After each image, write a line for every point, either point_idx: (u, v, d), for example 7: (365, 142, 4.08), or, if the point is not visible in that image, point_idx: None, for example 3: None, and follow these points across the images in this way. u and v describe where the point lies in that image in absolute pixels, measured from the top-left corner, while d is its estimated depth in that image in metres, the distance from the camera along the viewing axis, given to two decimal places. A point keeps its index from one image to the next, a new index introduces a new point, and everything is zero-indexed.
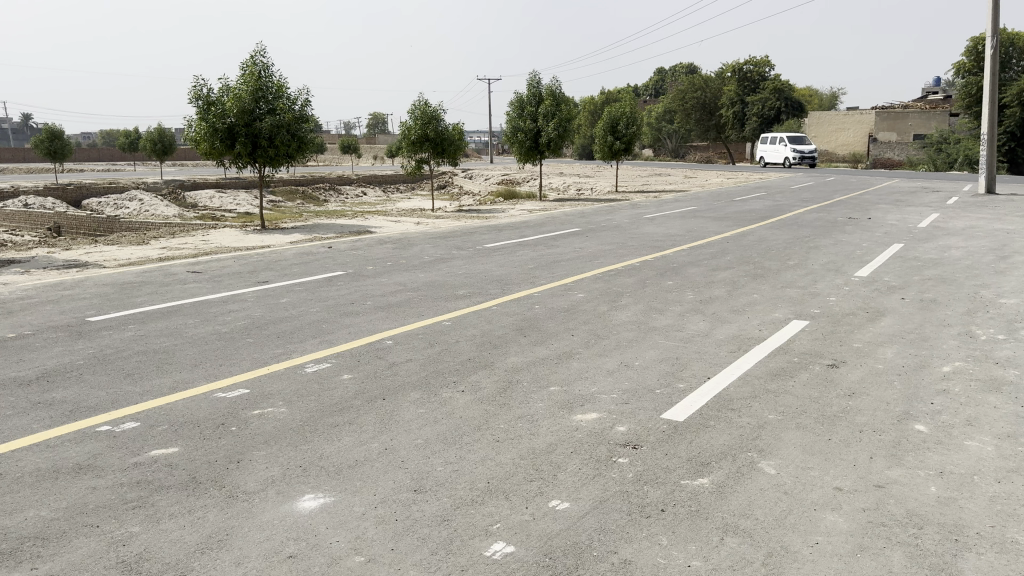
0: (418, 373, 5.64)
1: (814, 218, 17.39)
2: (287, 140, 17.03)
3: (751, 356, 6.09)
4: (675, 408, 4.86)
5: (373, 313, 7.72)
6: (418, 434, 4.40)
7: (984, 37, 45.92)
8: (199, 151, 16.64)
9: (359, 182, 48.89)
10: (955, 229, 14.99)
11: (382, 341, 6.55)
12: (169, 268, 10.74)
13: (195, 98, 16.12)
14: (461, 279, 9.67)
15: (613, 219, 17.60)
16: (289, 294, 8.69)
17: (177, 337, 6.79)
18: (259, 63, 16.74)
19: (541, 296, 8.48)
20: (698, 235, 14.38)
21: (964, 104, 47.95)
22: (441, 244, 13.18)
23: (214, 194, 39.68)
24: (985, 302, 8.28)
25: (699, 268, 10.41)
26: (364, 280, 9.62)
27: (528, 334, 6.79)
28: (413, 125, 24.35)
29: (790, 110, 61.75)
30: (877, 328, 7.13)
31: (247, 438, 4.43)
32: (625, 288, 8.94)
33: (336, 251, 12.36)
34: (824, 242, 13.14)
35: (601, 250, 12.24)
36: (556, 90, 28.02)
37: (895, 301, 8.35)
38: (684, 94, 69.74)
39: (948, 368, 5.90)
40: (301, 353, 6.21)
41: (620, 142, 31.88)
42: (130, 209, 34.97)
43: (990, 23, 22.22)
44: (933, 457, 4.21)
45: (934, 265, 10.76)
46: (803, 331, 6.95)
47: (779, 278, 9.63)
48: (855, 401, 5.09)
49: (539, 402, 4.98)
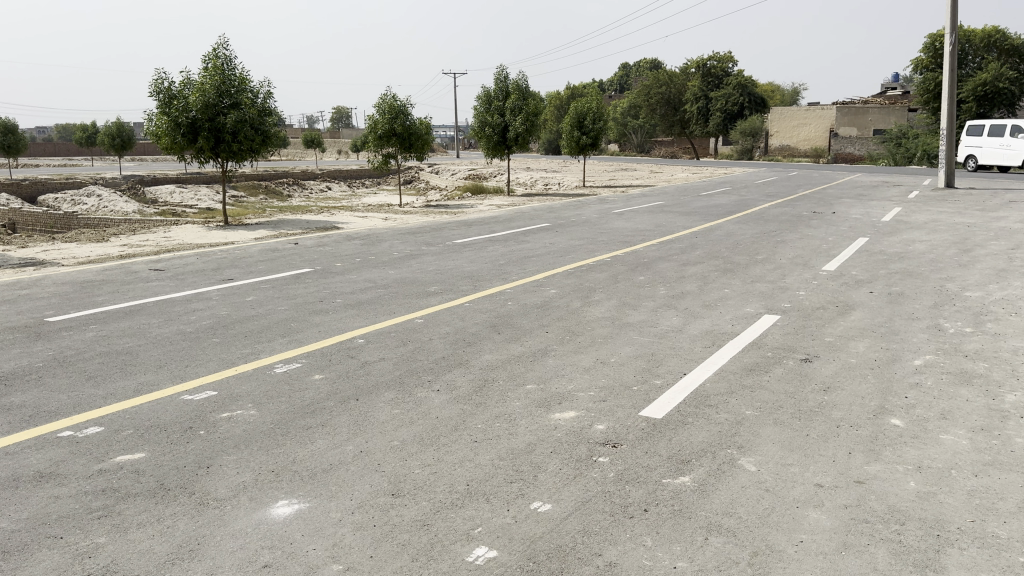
0: (391, 372, 5.54)
1: (780, 212, 17.56)
2: (251, 135, 16.76)
3: (725, 351, 6.09)
4: (653, 405, 4.83)
5: (343, 311, 7.60)
6: (394, 436, 4.31)
7: (942, 34, 46.71)
8: (161, 146, 16.28)
9: (323, 177, 48.38)
10: (917, 223, 15.23)
11: (354, 339, 6.43)
12: (130, 265, 10.50)
13: (156, 92, 15.75)
14: (431, 275, 9.56)
15: (582, 214, 17.60)
16: (255, 292, 8.52)
17: (141, 338, 6.60)
18: (221, 56, 16.42)
19: (513, 292, 8.41)
20: (666, 230, 14.44)
21: (923, 100, 48.82)
22: (410, 240, 13.05)
23: (175, 190, 38.99)
24: (951, 296, 8.38)
25: (670, 263, 10.42)
26: (333, 277, 9.47)
27: (502, 331, 6.71)
28: (380, 120, 24.12)
29: (753, 106, 63.18)
30: (848, 322, 7.16)
31: (217, 442, 4.31)
32: (597, 284, 8.91)
33: (303, 247, 12.18)
34: (791, 237, 13.25)
35: (571, 245, 12.22)
36: (523, 85, 27.92)
37: (864, 294, 8.43)
38: (649, 89, 70.10)
39: (919, 362, 5.95)
40: (269, 353, 6.07)
41: (587, 137, 31.93)
42: (88, 205, 34.29)
43: (949, 20, 22.58)
44: (911, 452, 4.21)
45: (899, 258, 10.89)
46: (775, 325, 6.96)
47: (749, 272, 9.67)
48: (831, 396, 5.10)
49: (515, 401, 4.92)
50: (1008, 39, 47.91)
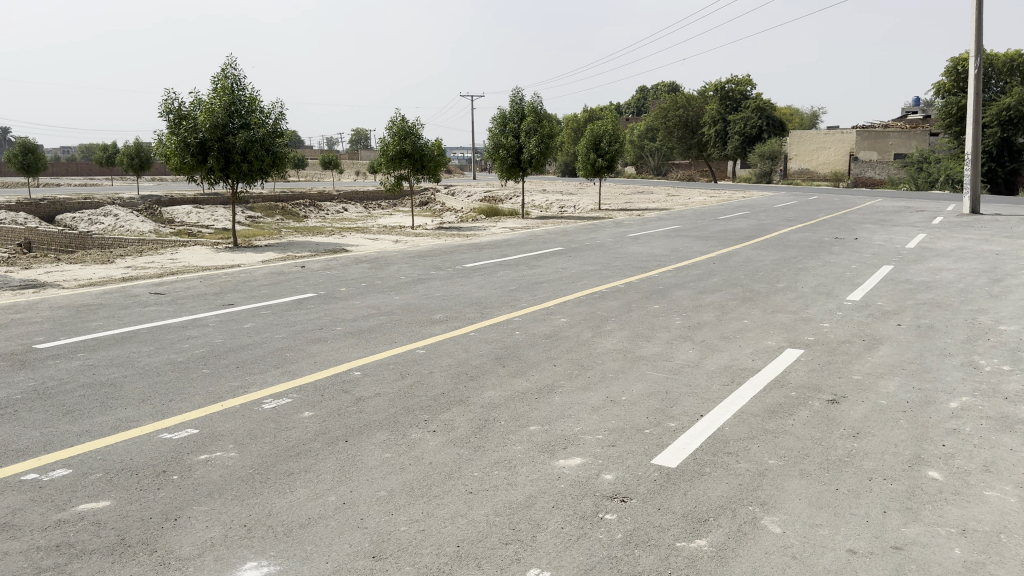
0: (386, 409, 5.18)
1: (800, 238, 17.13)
2: (261, 155, 16.57)
3: (746, 389, 5.68)
4: (668, 452, 4.43)
5: (342, 340, 7.25)
6: (381, 485, 3.94)
7: (965, 57, 46.18)
8: (170, 167, 16.10)
9: (340, 198, 48.34)
10: (943, 250, 14.77)
11: (350, 372, 6.08)
12: (131, 288, 10.24)
13: (165, 113, 15.59)
14: (437, 302, 9.22)
15: (597, 238, 17.31)
16: (254, 319, 8.21)
17: (128, 368, 6.28)
18: (231, 76, 16.26)
19: (522, 321, 8.05)
20: (683, 255, 14.04)
21: (944, 125, 48.29)
22: (419, 264, 12.71)
23: (192, 211, 39.03)
24: (984, 330, 7.93)
25: (686, 290, 10.02)
26: (336, 303, 9.15)
27: (507, 364, 6.33)
28: (391, 141, 23.96)
29: (771, 129, 62.70)
30: (876, 358, 6.75)
31: (189, 490, 3.96)
32: (609, 313, 8.53)
33: (310, 271, 11.90)
34: (811, 264, 12.82)
35: (584, 271, 11.86)
36: (537, 107, 27.72)
37: (892, 327, 7.99)
38: (666, 112, 69.88)
39: (955, 404, 5.51)
40: (259, 387, 5.72)
41: (603, 159, 31.62)
42: (104, 224, 34.31)
43: (974, 43, 22.15)
44: (953, 511, 3.80)
45: (926, 288, 10.45)
46: (798, 361, 6.55)
47: (769, 302, 9.27)
48: (861, 443, 4.68)
49: (517, 444, 4.54)
50: None
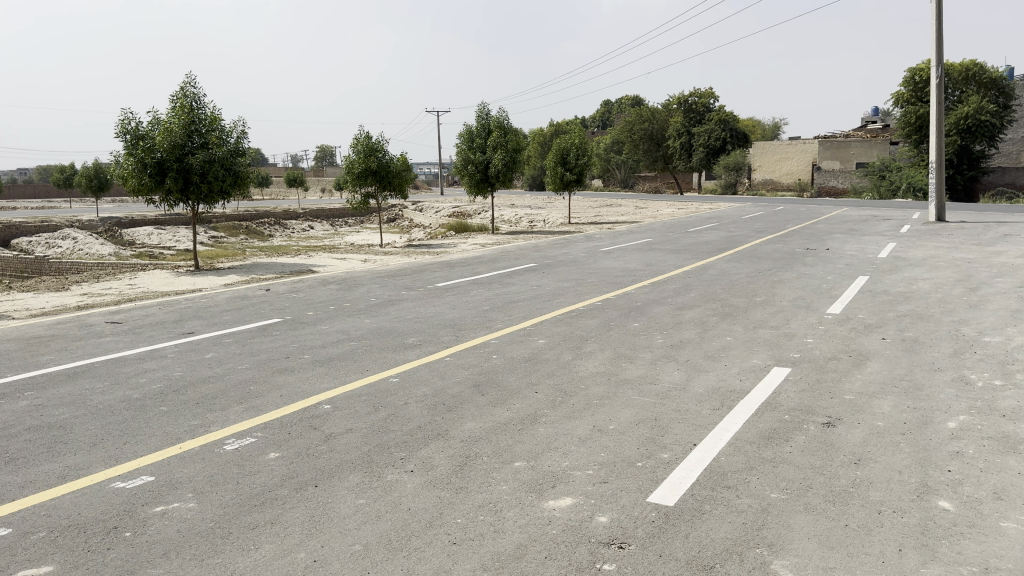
0: (359, 447, 4.82)
1: (772, 249, 17.05)
2: (221, 175, 16.11)
3: (738, 414, 5.41)
4: (663, 487, 4.15)
5: (310, 369, 6.87)
6: (357, 539, 3.62)
7: (922, 67, 46.89)
8: (127, 189, 15.58)
9: (305, 216, 47.72)
10: (915, 259, 14.72)
11: (319, 406, 5.72)
12: (86, 318, 9.76)
13: (121, 133, 15.07)
14: (410, 325, 8.87)
15: (569, 253, 17.08)
16: (216, 348, 7.80)
17: (80, 407, 5.86)
18: (189, 94, 15.80)
19: (498, 344, 7.73)
20: (657, 269, 13.83)
21: (904, 134, 49.01)
22: (389, 284, 12.34)
23: (153, 232, 38.21)
24: (970, 342, 7.77)
25: (665, 307, 9.78)
26: (303, 329, 8.76)
27: (486, 392, 6.01)
28: (356, 159, 23.59)
29: (735, 141, 63.17)
30: (866, 375, 6.54)
31: (142, 550, 3.58)
32: (588, 332, 8.24)
33: (275, 294, 11.49)
34: (787, 276, 12.68)
35: (558, 288, 11.59)
36: (504, 121, 27.48)
37: (877, 342, 7.80)
38: (632, 125, 70.22)
39: (953, 424, 5.29)
40: (220, 426, 5.35)
41: (571, 173, 31.49)
42: (62, 248, 33.47)
43: (935, 52, 22.38)
44: (971, 547, 3.55)
45: (906, 299, 10.32)
46: (786, 381, 6.31)
47: (749, 317, 9.07)
48: (864, 471, 4.44)
49: (501, 484, 4.22)
50: (986, 72, 48.25)
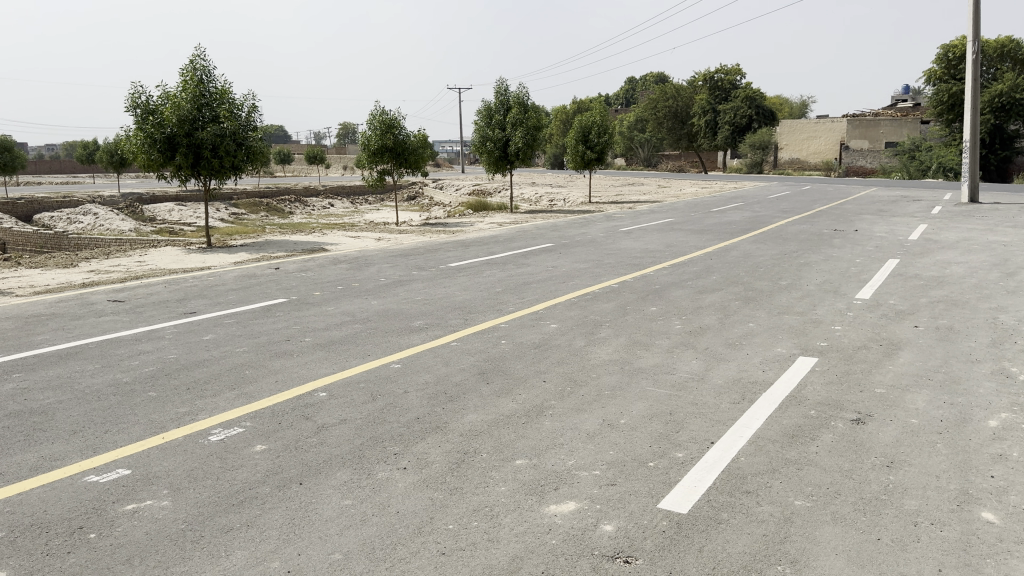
0: (351, 441, 4.51)
1: (797, 230, 16.53)
2: (232, 150, 15.81)
3: (760, 408, 5.04)
4: (675, 492, 3.80)
5: (309, 353, 6.57)
6: (337, 546, 3.31)
7: (957, 45, 45.59)
8: (137, 165, 15.35)
9: (326, 194, 47.51)
10: (947, 241, 14.17)
11: (314, 394, 5.41)
12: (89, 295, 9.53)
13: (130, 107, 14.82)
14: (418, 306, 8.55)
15: (588, 233, 16.68)
16: (216, 329, 7.53)
17: (66, 391, 5.59)
18: (199, 67, 15.47)
19: (508, 328, 7.39)
20: (678, 251, 13.39)
21: (936, 113, 47.77)
22: (401, 264, 12.01)
23: (173, 208, 38.15)
24: (1009, 331, 7.32)
25: (684, 290, 9.37)
26: (308, 310, 8.46)
27: (491, 381, 5.67)
28: (372, 135, 23.25)
29: (761, 119, 62.02)
30: (897, 366, 6.13)
31: (103, 555, 3.29)
32: (603, 317, 7.88)
33: (283, 273, 11.22)
34: (813, 258, 12.21)
35: (575, 269, 11.21)
36: (524, 98, 26.94)
37: (909, 330, 7.37)
38: (656, 103, 69.19)
39: (994, 423, 4.88)
40: (208, 415, 5.05)
41: (592, 151, 30.91)
42: (83, 223, 33.48)
43: (972, 27, 21.56)
44: (1020, 568, 3.16)
45: (939, 284, 9.83)
46: (813, 372, 5.91)
47: (773, 302, 8.65)
48: (898, 475, 4.06)
49: (499, 485, 3.88)
50: (1022, 49, 46.88)
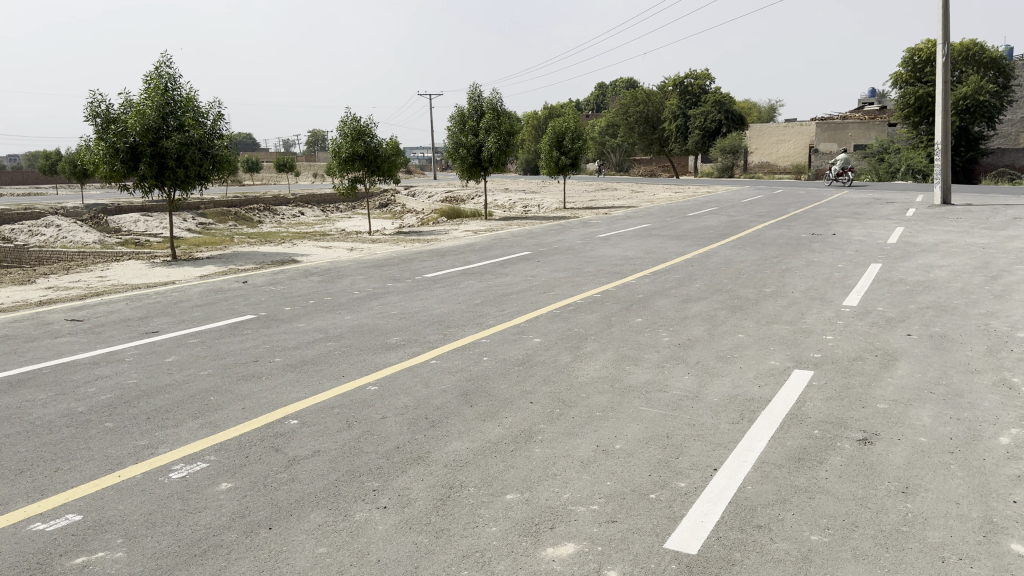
0: (325, 476, 4.15)
1: (776, 234, 16.38)
2: (198, 159, 15.33)
3: (761, 428, 4.75)
4: (682, 528, 3.49)
5: (279, 375, 6.19)
6: None
7: (923, 47, 46.03)
8: (98, 175, 14.79)
9: (296, 202, 46.85)
10: (927, 244, 14.07)
11: (285, 422, 5.03)
12: (46, 315, 9.05)
13: (92, 116, 14.30)
14: (394, 321, 8.19)
15: (565, 240, 16.39)
16: (180, 350, 7.11)
17: (14, 424, 5.16)
18: (164, 74, 14.98)
19: (490, 343, 7.05)
20: (658, 257, 13.14)
21: (904, 115, 48.24)
22: (374, 275, 11.64)
23: (140, 219, 37.32)
24: (1004, 338, 7.11)
25: (669, 299, 9.10)
26: (279, 326, 8.07)
27: (475, 403, 5.33)
28: (342, 143, 22.81)
29: (731, 122, 62.22)
30: (897, 379, 5.87)
31: None
32: (588, 329, 7.57)
33: (252, 286, 10.80)
34: (795, 264, 12.01)
35: (555, 279, 10.91)
36: (497, 103, 26.66)
37: (903, 339, 7.14)
38: (627, 108, 69.30)
39: (1007, 439, 4.62)
40: (169, 448, 4.66)
41: (566, 156, 30.67)
42: (46, 236, 32.61)
43: (942, 30, 21.64)
44: None
45: (926, 289, 9.64)
46: (811, 387, 5.64)
47: (761, 310, 8.40)
48: (916, 502, 3.79)
49: (490, 525, 3.55)
50: (986, 52, 47.49)
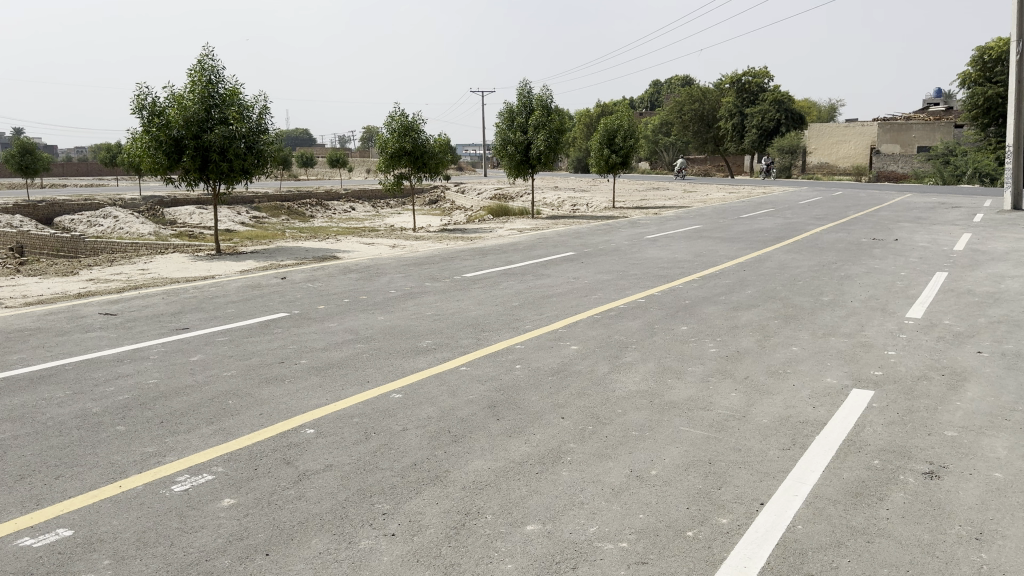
0: (334, 495, 3.85)
1: (834, 239, 15.70)
2: (242, 152, 15.28)
3: (815, 456, 4.31)
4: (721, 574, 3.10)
5: (303, 378, 5.93)
6: None
7: (994, 46, 44.24)
8: (142, 168, 14.88)
9: (347, 198, 47.10)
10: (997, 251, 13.30)
11: (301, 432, 4.75)
12: (81, 307, 8.99)
13: (136, 110, 14.36)
14: (429, 323, 7.90)
15: (612, 240, 15.98)
16: (207, 349, 6.92)
17: (25, 424, 4.97)
18: (207, 67, 14.94)
19: (525, 350, 6.71)
20: (708, 260, 12.65)
21: (972, 116, 46.44)
22: (413, 274, 11.39)
23: (195, 212, 37.88)
24: None
25: (717, 306, 8.64)
26: (310, 326, 7.84)
27: (502, 416, 4.98)
28: (390, 138, 22.67)
29: (790, 122, 60.33)
30: (967, 403, 5.36)
31: None
32: (629, 337, 7.17)
33: (290, 283, 10.62)
34: (854, 270, 11.41)
35: (599, 281, 10.51)
36: (547, 100, 26.25)
37: (973, 357, 6.57)
38: (682, 106, 68.22)
39: None
40: (177, 456, 4.41)
41: (617, 155, 30.11)
42: (103, 226, 33.25)
43: (1017, 27, 20.59)
44: None
45: (996, 301, 9.00)
46: (872, 409, 5.16)
47: (816, 321, 7.90)
48: (993, 552, 3.32)
49: (505, 562, 3.19)
50: None
